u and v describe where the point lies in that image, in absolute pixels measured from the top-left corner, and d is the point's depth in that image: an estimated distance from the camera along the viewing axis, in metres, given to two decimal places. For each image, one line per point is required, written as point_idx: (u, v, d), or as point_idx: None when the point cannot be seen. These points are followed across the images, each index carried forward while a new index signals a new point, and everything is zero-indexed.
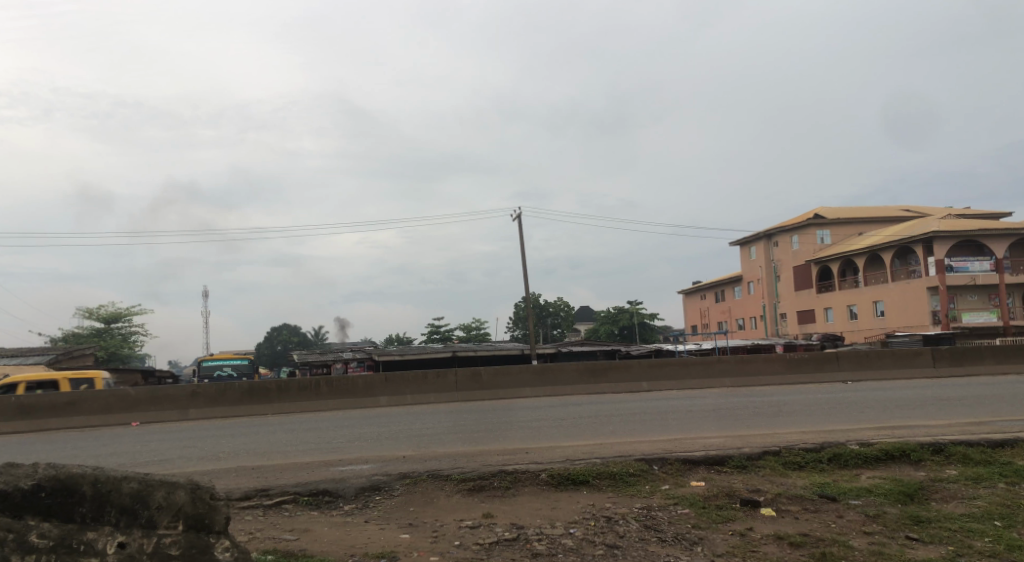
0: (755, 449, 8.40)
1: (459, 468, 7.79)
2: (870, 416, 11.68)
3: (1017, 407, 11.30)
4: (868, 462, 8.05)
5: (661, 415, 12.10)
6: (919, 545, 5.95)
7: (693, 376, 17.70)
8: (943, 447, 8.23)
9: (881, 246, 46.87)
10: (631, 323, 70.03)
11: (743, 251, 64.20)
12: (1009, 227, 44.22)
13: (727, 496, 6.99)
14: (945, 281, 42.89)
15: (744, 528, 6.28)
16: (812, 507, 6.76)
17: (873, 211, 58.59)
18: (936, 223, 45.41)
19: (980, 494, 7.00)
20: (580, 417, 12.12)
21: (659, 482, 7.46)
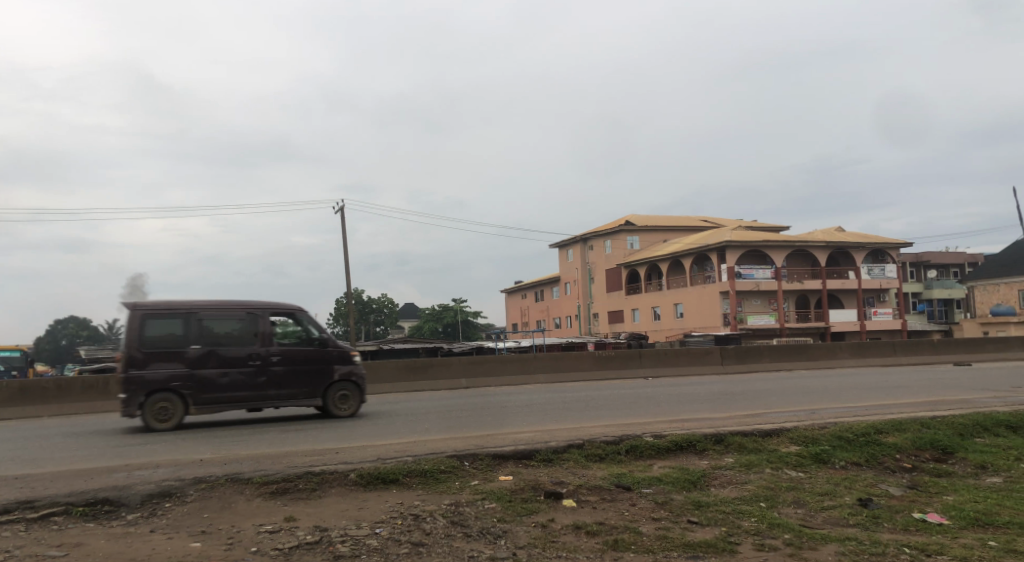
0: (561, 443, 8.77)
1: (261, 471, 7.55)
2: (665, 409, 12.60)
3: (787, 400, 12.64)
4: (660, 452, 8.67)
5: (475, 412, 12.30)
6: (698, 528, 6.50)
7: (508, 372, 18.16)
8: (723, 437, 9.03)
9: (681, 253, 50.37)
10: (453, 321, 70.75)
11: (561, 253, 66.69)
12: (788, 239, 49.10)
13: (533, 489, 7.27)
14: (734, 286, 46.87)
15: (546, 520, 6.58)
16: (608, 496, 7.20)
17: (677, 220, 62.85)
18: (728, 233, 49.43)
19: (751, 479, 7.76)
20: (395, 416, 12.07)
21: (469, 478, 7.64)
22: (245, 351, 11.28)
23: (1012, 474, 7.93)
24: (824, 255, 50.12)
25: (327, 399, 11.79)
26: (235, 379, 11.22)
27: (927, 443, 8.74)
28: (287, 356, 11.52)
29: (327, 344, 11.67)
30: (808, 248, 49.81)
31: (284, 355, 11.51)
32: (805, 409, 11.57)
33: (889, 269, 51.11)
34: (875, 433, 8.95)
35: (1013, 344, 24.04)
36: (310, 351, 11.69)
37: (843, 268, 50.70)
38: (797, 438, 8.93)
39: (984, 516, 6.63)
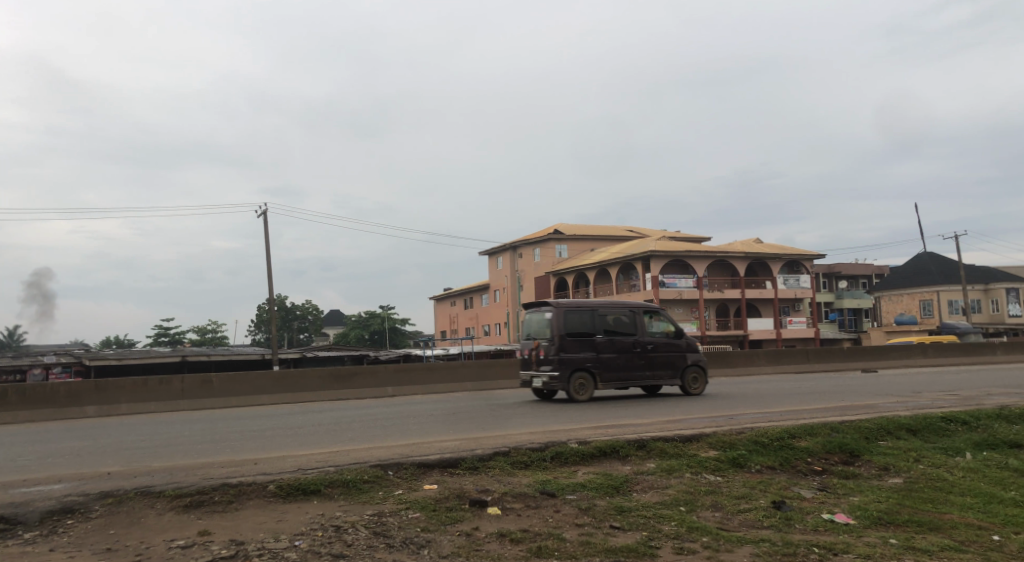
0: (487, 450, 8.74)
1: (174, 484, 7.28)
2: (590, 415, 12.71)
3: (708, 406, 12.91)
4: (585, 458, 8.74)
5: (400, 421, 12.13)
6: (620, 533, 6.57)
7: (436, 380, 18.03)
8: (646, 443, 9.16)
9: (607, 261, 51.09)
10: (381, 328, 70.06)
11: (491, 260, 66.84)
12: (709, 250, 50.38)
13: (457, 497, 7.22)
14: (658, 294, 47.81)
15: (470, 528, 6.53)
16: (532, 503, 7.20)
17: (604, 229, 63.73)
18: (652, 243, 50.39)
19: (672, 484, 7.90)
20: (318, 425, 11.83)
21: (393, 488, 7.53)
22: (629, 342, 14.63)
23: (911, 475, 8.30)
24: (743, 265, 51.59)
25: (685, 383, 14.96)
26: (633, 364, 14.61)
27: (836, 446, 9.05)
28: (656, 345, 14.79)
29: (686, 340, 14.96)
30: (728, 259, 51.19)
31: (653, 344, 14.78)
32: (724, 414, 11.85)
33: (803, 280, 52.95)
34: (789, 437, 9.22)
35: (916, 351, 25.25)
36: (670, 343, 14.95)
37: (761, 278, 52.29)
38: (716, 443, 9.12)
39: (888, 515, 6.91)
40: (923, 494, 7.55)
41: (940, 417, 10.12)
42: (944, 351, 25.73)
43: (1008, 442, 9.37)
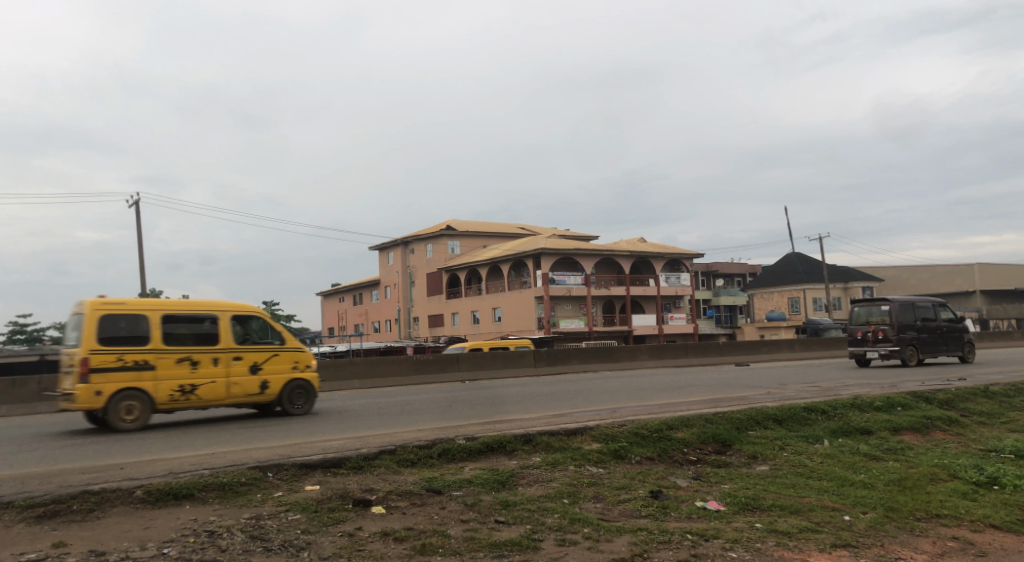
0: (372, 449, 8.55)
1: (28, 494, 6.77)
2: (480, 411, 12.73)
3: (594, 400, 13.17)
4: (472, 454, 8.72)
5: (283, 420, 11.77)
6: (503, 527, 6.57)
7: (322, 379, 17.59)
8: (532, 437, 9.21)
9: (499, 259, 51.37)
10: None
11: (381, 256, 66.03)
12: (597, 248, 51.51)
13: (340, 498, 7.01)
14: (548, 291, 48.50)
15: (352, 529, 6.37)
16: (418, 501, 7.10)
17: (495, 226, 63.99)
18: (543, 241, 51.01)
19: (556, 477, 7.99)
20: (192, 426, 11.30)
21: (272, 490, 7.26)
22: (934, 325, 20.38)
23: (776, 462, 8.73)
24: (628, 263, 53.01)
25: (964, 353, 21.02)
26: (938, 340, 20.51)
27: (709, 437, 9.43)
28: (944, 327, 20.63)
29: (965, 324, 20.94)
30: (614, 257, 52.45)
31: (945, 325, 20.64)
32: (607, 408, 12.10)
33: (683, 278, 54.92)
34: (667, 429, 9.51)
35: (783, 346, 26.67)
36: (954, 325, 20.93)
37: (645, 276, 53.91)
38: (598, 436, 9.28)
39: (754, 501, 7.23)
40: (786, 480, 7.95)
41: (803, 407, 10.67)
42: (808, 345, 27.33)
43: (860, 429, 10.01)
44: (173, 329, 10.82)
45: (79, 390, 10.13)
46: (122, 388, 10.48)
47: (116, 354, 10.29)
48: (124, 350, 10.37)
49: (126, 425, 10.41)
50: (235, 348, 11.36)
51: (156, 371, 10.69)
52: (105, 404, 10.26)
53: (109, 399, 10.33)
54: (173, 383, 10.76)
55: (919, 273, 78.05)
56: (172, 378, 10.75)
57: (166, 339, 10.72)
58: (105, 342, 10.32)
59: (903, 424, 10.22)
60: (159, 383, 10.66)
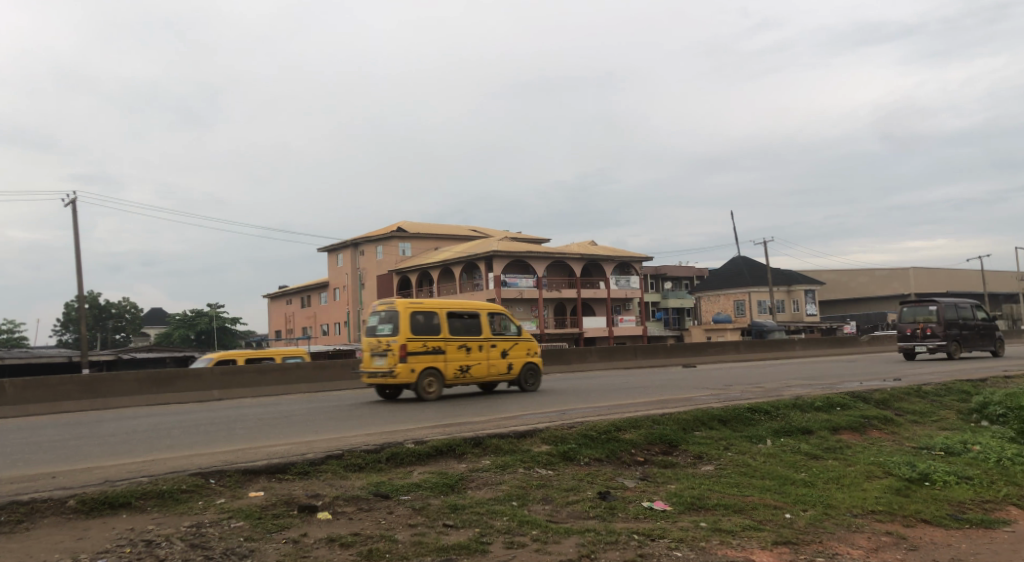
0: (318, 454, 8.44)
1: None
2: (429, 415, 12.65)
3: (544, 402, 13.21)
4: (420, 458, 8.68)
5: (226, 426, 11.54)
6: (452, 531, 6.56)
7: (269, 383, 17.32)
8: (481, 440, 9.20)
9: (450, 261, 51.22)
10: (209, 327, 66.63)
11: (330, 257, 65.34)
12: (548, 251, 51.75)
13: (286, 504, 6.91)
14: (500, 294, 48.56)
15: (297, 535, 6.29)
16: (365, 506, 7.04)
17: (446, 228, 63.82)
18: (494, 243, 51.03)
19: (505, 479, 8.01)
20: (131, 432, 11.02)
21: (214, 497, 7.12)
22: (973, 322, 23.33)
23: (721, 462, 8.89)
24: (579, 265, 53.40)
25: (995, 347, 24.02)
26: (975, 337, 23.48)
27: (656, 437, 9.56)
28: (979, 325, 23.57)
29: (997, 323, 23.97)
30: (566, 260, 52.76)
31: (979, 322, 23.60)
32: (556, 410, 12.17)
33: (633, 281, 55.51)
34: (615, 430, 9.60)
35: (730, 348, 27.16)
36: (987, 322, 23.92)
37: (595, 279, 54.34)
38: (548, 438, 9.32)
39: (699, 500, 7.35)
40: (730, 480, 8.10)
41: (746, 408, 10.89)
42: (752, 347, 27.87)
43: (802, 429, 10.25)
44: (452, 323, 14.47)
45: (398, 368, 13.73)
46: (426, 366, 14.11)
47: (423, 342, 13.92)
48: (427, 339, 14.01)
49: (427, 394, 14.10)
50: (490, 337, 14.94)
51: (444, 354, 14.32)
52: (417, 378, 13.90)
53: (418, 375, 13.98)
54: (456, 364, 14.37)
55: (858, 276, 80.32)
56: (455, 360, 14.37)
57: (450, 331, 14.36)
58: (412, 332, 13.96)
59: (842, 423, 10.50)
60: (446, 363, 14.28)
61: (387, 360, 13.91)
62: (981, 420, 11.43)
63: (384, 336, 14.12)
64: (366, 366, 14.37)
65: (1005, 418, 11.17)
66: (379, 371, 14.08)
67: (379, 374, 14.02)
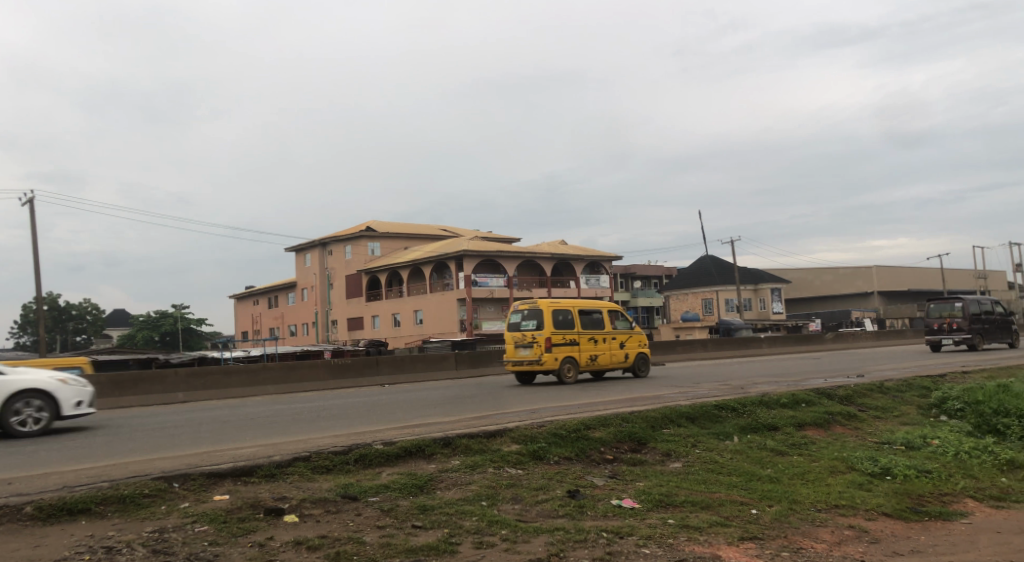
0: (285, 456, 8.36)
1: None
2: (399, 416, 12.60)
3: (514, 402, 13.21)
4: (389, 459, 8.63)
5: (190, 429, 11.37)
6: (421, 532, 6.54)
7: (234, 385, 17.12)
8: (451, 440, 9.18)
9: (420, 260, 51.02)
10: (174, 329, 65.73)
11: (299, 257, 64.79)
12: (518, 250, 51.80)
13: (252, 507, 6.84)
14: (470, 293, 48.50)
15: (263, 538, 6.23)
16: (333, 508, 6.99)
17: (416, 227, 63.56)
18: (464, 243, 50.94)
19: (475, 479, 8.00)
20: (93, 436, 10.82)
21: (178, 501, 7.03)
22: (993, 316, 25.74)
23: (689, 459, 8.98)
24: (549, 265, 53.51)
25: (1012, 340, 26.55)
26: (995, 330, 25.93)
27: (625, 435, 9.61)
28: (997, 318, 25.97)
29: (1014, 318, 26.51)
30: (536, 259, 52.86)
31: (998, 316, 26.03)
32: (527, 409, 12.19)
33: (603, 280, 55.78)
34: (584, 428, 9.64)
35: (698, 346, 27.45)
36: (1004, 316, 26.36)
37: (566, 278, 54.49)
38: (517, 437, 9.33)
39: (667, 497, 7.40)
40: (698, 476, 8.18)
41: (713, 405, 10.99)
42: (720, 344, 28.17)
43: (767, 425, 10.38)
44: (583, 319, 16.92)
45: (546, 357, 16.09)
46: (565, 355, 16.52)
47: (564, 334, 16.37)
48: (566, 332, 16.46)
49: (566, 379, 16.48)
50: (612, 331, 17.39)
51: (579, 345, 16.77)
52: (560, 364, 16.31)
53: (560, 362, 16.39)
54: (589, 353, 16.83)
55: (823, 275, 81.48)
56: (585, 350, 16.79)
57: (582, 325, 16.81)
58: (555, 327, 16.40)
59: (807, 419, 10.65)
60: (580, 353, 16.68)
61: (534, 351, 16.25)
62: (941, 414, 11.68)
63: (528, 331, 16.47)
64: (510, 355, 16.69)
65: (964, 412, 11.43)
66: (524, 360, 16.40)
67: (526, 362, 16.36)
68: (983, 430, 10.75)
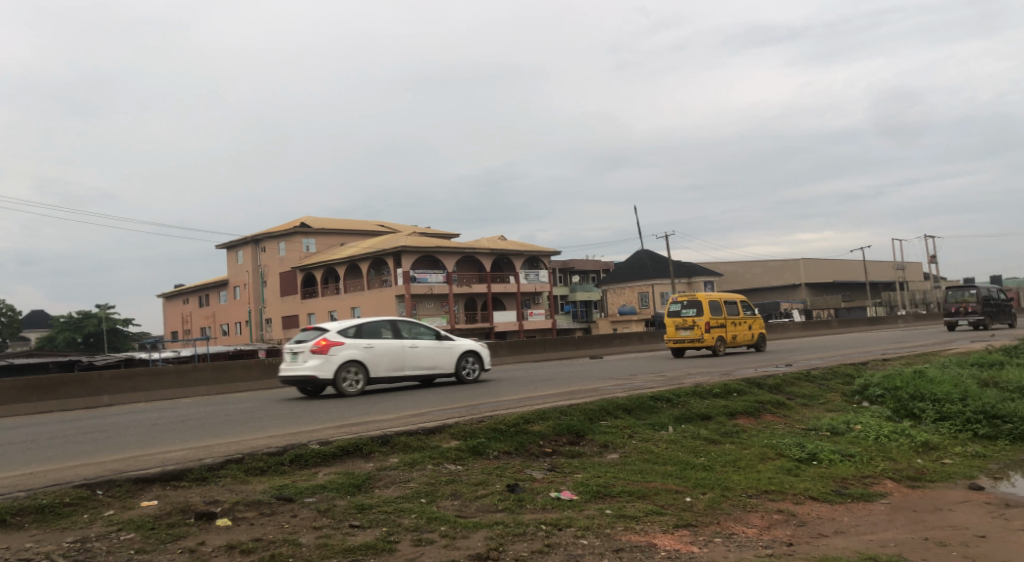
0: (216, 459, 8.18)
1: None
2: (336, 414, 12.45)
3: (452, 397, 13.21)
4: (325, 459, 8.52)
5: (115, 434, 11.02)
6: (358, 531, 6.48)
7: (163, 387, 16.66)
8: (389, 438, 9.11)
9: (358, 256, 50.42)
10: (97, 330, 63.61)
11: (231, 255, 63.39)
12: (456, 245, 51.63)
13: (181, 512, 6.67)
14: (409, 290, 48.18)
15: (193, 544, 6.08)
16: (267, 510, 6.87)
17: (352, 223, 62.72)
18: (402, 239, 50.52)
19: (413, 477, 7.97)
20: (12, 444, 10.40)
21: (102, 509, 6.82)
22: (996, 301, 33.21)
23: (626, 450, 9.12)
24: (488, 260, 53.53)
25: (1008, 318, 34.29)
26: (995, 312, 33.35)
27: (564, 428, 9.70)
28: (998, 303, 33.39)
29: (1011, 301, 34.13)
30: (475, 254, 52.82)
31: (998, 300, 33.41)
32: (467, 405, 12.17)
33: (542, 274, 56.02)
34: (523, 422, 9.69)
35: (634, 339, 27.89)
36: (1001, 301, 33.94)
37: (505, 273, 54.58)
38: (457, 433, 9.32)
39: (605, 488, 7.50)
40: (634, 467, 8.31)
41: (649, 396, 11.17)
42: (655, 337, 28.65)
43: (700, 415, 10.61)
44: (725, 307, 22.07)
45: (707, 335, 21.04)
46: (717, 334, 21.54)
47: (718, 319, 21.44)
48: (719, 316, 21.54)
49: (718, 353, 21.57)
50: (743, 314, 22.53)
51: (726, 327, 21.91)
52: (715, 342, 21.38)
53: (715, 340, 21.44)
54: (732, 332, 21.97)
55: (754, 267, 83.49)
56: (728, 330, 21.87)
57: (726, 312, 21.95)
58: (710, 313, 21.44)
59: (738, 409, 10.92)
60: (727, 332, 21.78)
61: (695, 331, 21.28)
62: (863, 400, 12.12)
63: (690, 317, 21.52)
64: (673, 335, 21.78)
65: (884, 398, 11.89)
66: (686, 338, 21.42)
67: (687, 339, 21.40)
68: (901, 414, 11.22)
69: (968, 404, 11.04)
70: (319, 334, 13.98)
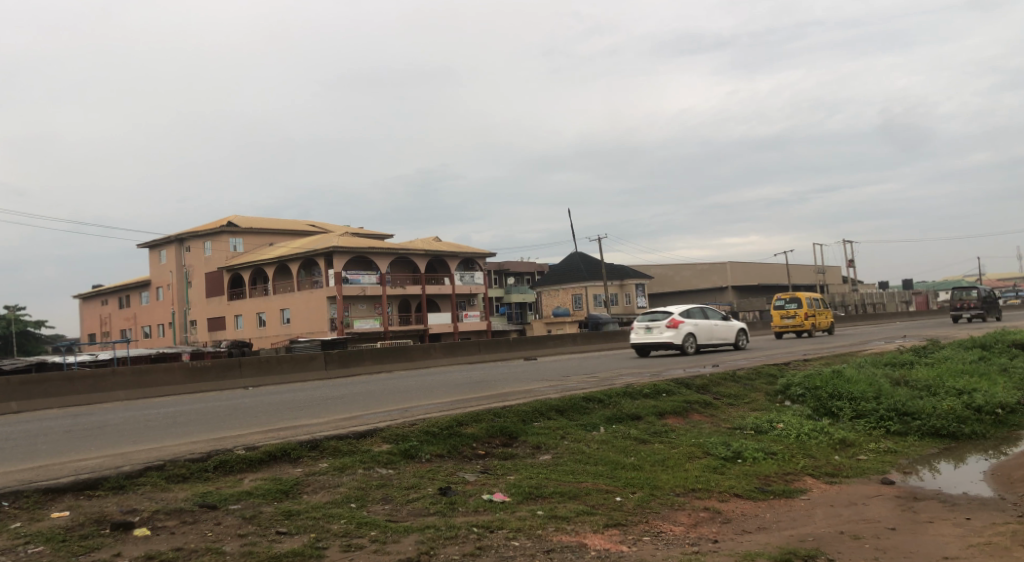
0: (135, 466, 7.89)
1: None
2: (261, 419, 12.18)
3: (383, 401, 13.05)
4: (252, 464, 8.31)
5: (25, 441, 10.56)
6: (285, 538, 6.34)
7: (78, 393, 16.02)
8: (318, 443, 8.94)
9: (288, 257, 49.45)
10: (7, 331, 60.81)
11: (153, 254, 61.40)
12: (390, 246, 51.11)
13: (95, 523, 6.41)
14: (341, 291, 47.52)
15: (109, 556, 5.85)
16: (190, 518, 6.66)
17: (281, 222, 61.38)
18: (334, 239, 49.76)
19: (343, 481, 7.84)
20: None
21: (7, 522, 6.50)
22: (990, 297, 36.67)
23: (558, 451, 9.17)
24: (422, 262, 53.21)
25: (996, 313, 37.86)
26: (989, 307, 36.76)
27: (497, 430, 9.69)
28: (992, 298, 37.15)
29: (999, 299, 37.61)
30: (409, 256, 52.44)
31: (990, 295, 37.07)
32: (398, 408, 12.02)
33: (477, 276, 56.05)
34: (457, 425, 9.65)
35: (567, 340, 28.12)
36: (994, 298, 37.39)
37: (439, 275, 54.34)
38: (388, 436, 9.21)
39: (536, 490, 7.53)
40: (566, 467, 8.36)
41: (582, 397, 11.25)
42: (587, 338, 28.91)
43: (631, 415, 10.75)
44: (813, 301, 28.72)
45: (807, 322, 27.64)
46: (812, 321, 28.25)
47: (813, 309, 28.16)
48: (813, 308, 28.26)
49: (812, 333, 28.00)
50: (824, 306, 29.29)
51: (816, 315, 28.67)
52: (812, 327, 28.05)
53: (812, 325, 28.13)
54: (822, 319, 28.82)
55: (683, 270, 85.11)
56: (819, 318, 28.63)
57: (814, 305, 28.66)
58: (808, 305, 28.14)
59: (667, 408, 11.11)
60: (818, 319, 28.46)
61: (797, 318, 27.90)
62: (786, 400, 12.45)
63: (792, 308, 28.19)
64: (777, 322, 28.45)
65: (805, 397, 12.24)
66: (790, 324, 28.08)
67: (790, 325, 28.07)
68: (821, 412, 11.57)
69: (882, 402, 11.49)
70: (668, 314, 20.16)
